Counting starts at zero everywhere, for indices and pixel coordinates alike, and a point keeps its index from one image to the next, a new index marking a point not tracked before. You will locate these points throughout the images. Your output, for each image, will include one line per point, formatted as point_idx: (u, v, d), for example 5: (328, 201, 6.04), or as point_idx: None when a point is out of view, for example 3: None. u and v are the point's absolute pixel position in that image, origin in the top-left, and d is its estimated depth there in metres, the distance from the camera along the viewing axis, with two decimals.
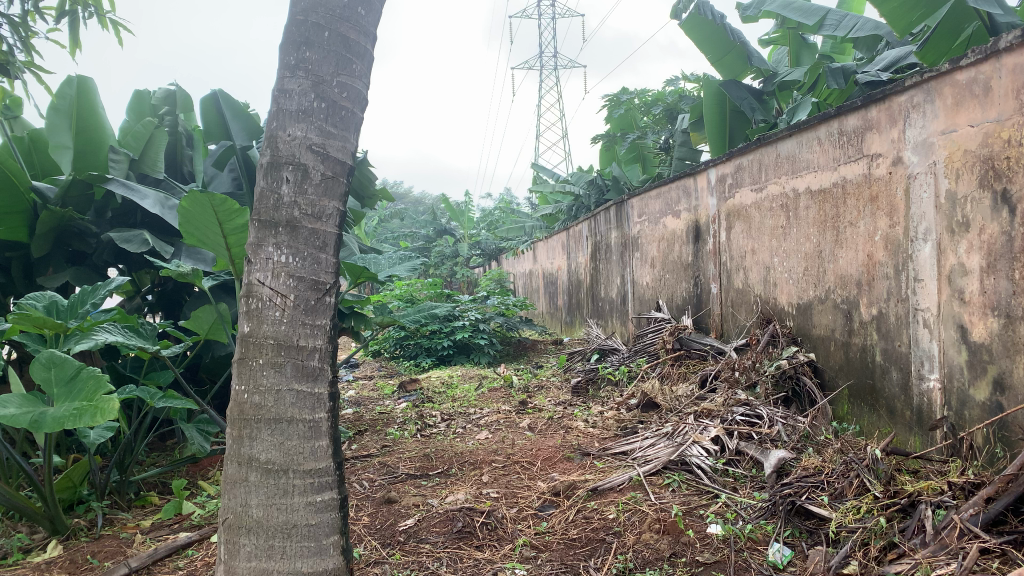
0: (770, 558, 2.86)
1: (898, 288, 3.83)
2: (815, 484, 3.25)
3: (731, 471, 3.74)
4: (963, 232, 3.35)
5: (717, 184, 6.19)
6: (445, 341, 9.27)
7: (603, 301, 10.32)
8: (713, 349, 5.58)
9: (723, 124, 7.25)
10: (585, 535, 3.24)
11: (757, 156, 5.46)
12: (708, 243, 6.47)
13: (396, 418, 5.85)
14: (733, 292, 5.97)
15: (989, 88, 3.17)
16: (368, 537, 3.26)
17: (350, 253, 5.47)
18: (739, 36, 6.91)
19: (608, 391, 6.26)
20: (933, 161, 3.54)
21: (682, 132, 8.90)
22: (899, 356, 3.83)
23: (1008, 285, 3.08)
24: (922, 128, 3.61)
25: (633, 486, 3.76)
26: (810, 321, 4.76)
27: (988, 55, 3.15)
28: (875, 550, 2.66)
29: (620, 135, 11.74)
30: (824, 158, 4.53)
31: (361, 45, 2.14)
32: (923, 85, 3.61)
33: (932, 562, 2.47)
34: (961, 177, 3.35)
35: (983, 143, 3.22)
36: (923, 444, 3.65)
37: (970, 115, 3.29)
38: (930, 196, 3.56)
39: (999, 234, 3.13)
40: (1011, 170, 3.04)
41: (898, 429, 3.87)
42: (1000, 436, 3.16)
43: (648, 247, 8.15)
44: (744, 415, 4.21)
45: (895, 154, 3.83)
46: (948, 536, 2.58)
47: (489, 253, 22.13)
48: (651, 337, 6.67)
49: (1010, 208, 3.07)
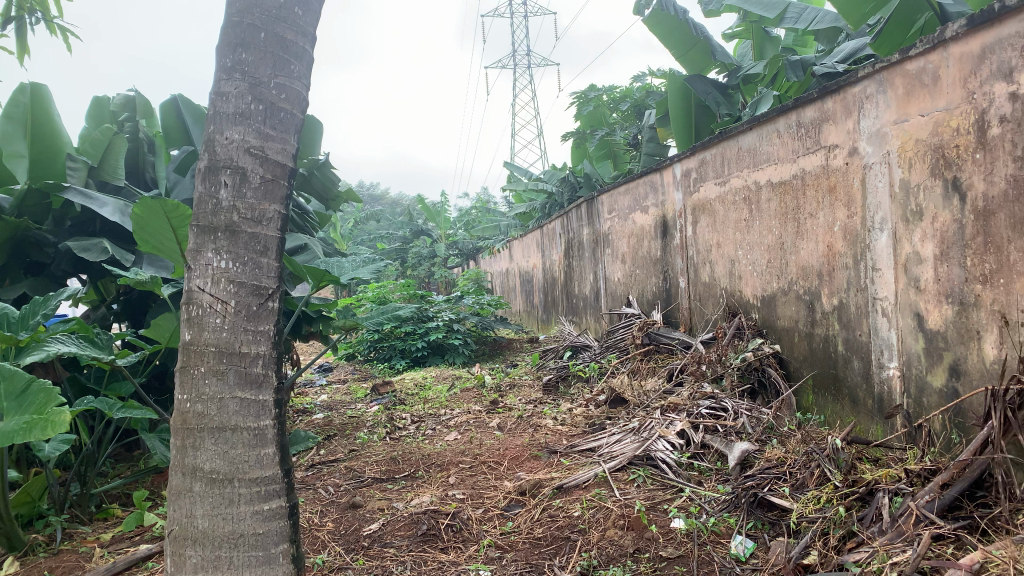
0: (733, 551, 2.88)
1: (857, 277, 3.85)
2: (777, 475, 3.27)
3: (696, 464, 3.75)
4: (917, 221, 3.37)
5: (683, 178, 6.20)
6: (419, 342, 9.25)
7: (577, 298, 10.32)
8: (680, 342, 5.61)
9: (689, 119, 7.30)
10: (550, 534, 3.23)
11: (719, 150, 5.47)
12: (675, 238, 6.49)
13: (365, 422, 5.80)
14: (700, 286, 5.99)
15: (937, 77, 3.20)
16: (332, 543, 3.22)
17: (311, 256, 5.31)
18: (702, 31, 6.92)
19: (579, 387, 6.24)
20: (888, 151, 3.56)
21: (650, 128, 8.89)
22: (861, 345, 3.86)
23: (961, 272, 3.11)
24: (875, 119, 3.63)
25: (598, 483, 3.76)
26: (773, 312, 4.79)
27: (936, 44, 3.19)
28: (834, 540, 2.67)
29: (588, 132, 11.59)
30: (783, 151, 4.55)
31: (299, 44, 2.11)
32: (875, 77, 3.63)
33: (888, 550, 2.48)
34: (914, 166, 3.38)
35: (934, 131, 3.25)
36: (884, 432, 3.68)
37: (921, 105, 3.32)
38: (884, 185, 3.59)
39: (951, 222, 3.16)
40: (961, 159, 3.08)
41: (861, 418, 3.90)
42: (955, 423, 3.19)
43: (619, 243, 8.16)
44: (709, 407, 4.24)
45: (851, 145, 3.86)
46: (905, 523, 2.59)
47: (465, 253, 22.17)
48: (622, 332, 6.67)
49: (961, 197, 3.10)
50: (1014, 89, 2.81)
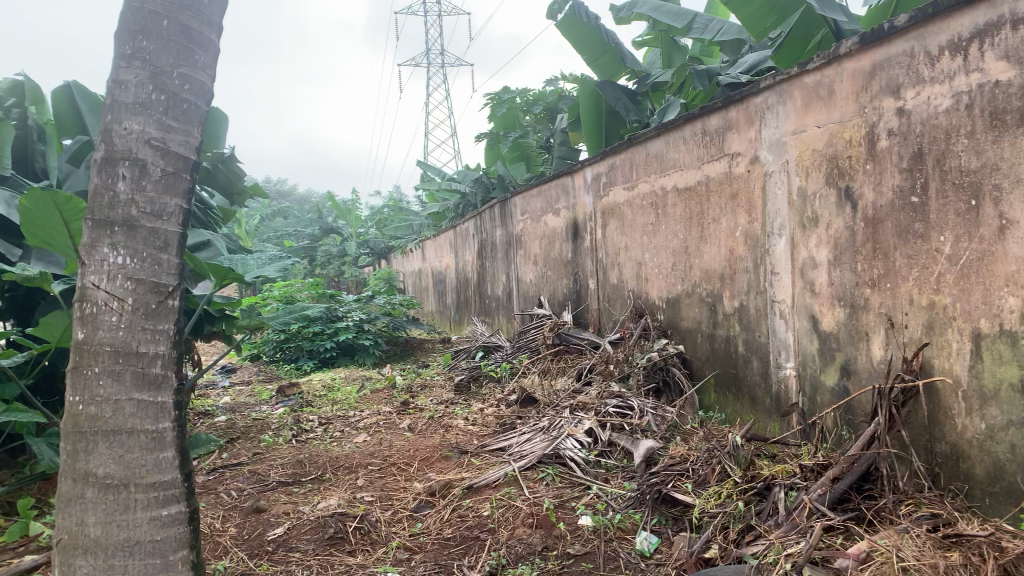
0: (638, 547, 2.95)
1: (757, 281, 4.01)
2: (680, 472, 3.36)
3: (603, 462, 3.83)
4: (813, 227, 3.53)
5: (593, 182, 6.30)
6: (327, 343, 9.07)
7: (489, 298, 10.35)
8: (589, 343, 5.70)
9: (599, 123, 7.42)
10: (459, 534, 3.23)
11: (628, 155, 5.59)
12: (585, 240, 6.59)
13: (271, 424, 5.65)
14: (609, 288, 6.11)
15: (832, 91, 3.37)
16: (235, 549, 3.12)
17: (214, 253, 5.13)
18: (613, 38, 7.05)
19: (489, 388, 6.26)
20: (786, 160, 3.72)
21: (562, 132, 8.98)
22: (759, 346, 4.02)
23: (852, 277, 3.28)
24: (775, 129, 3.79)
25: (508, 482, 3.78)
26: (678, 313, 4.93)
27: (831, 59, 3.35)
28: (733, 534, 2.77)
29: (502, 133, 11.59)
30: (689, 157, 4.69)
31: (204, 34, 2.04)
32: (775, 88, 3.79)
33: (783, 541, 2.59)
34: (810, 175, 3.54)
35: (828, 142, 3.41)
36: (781, 429, 3.84)
37: (817, 116, 3.48)
38: (783, 192, 3.75)
39: (843, 228, 3.33)
40: (853, 169, 3.26)
41: (759, 416, 4.06)
42: (845, 419, 3.37)
43: (531, 244, 8.23)
44: (617, 406, 4.32)
45: (752, 153, 4.01)
46: (799, 516, 2.71)
47: (375, 253, 21.89)
48: (533, 333, 6.73)
49: (852, 205, 3.27)
50: (901, 105, 2.98)
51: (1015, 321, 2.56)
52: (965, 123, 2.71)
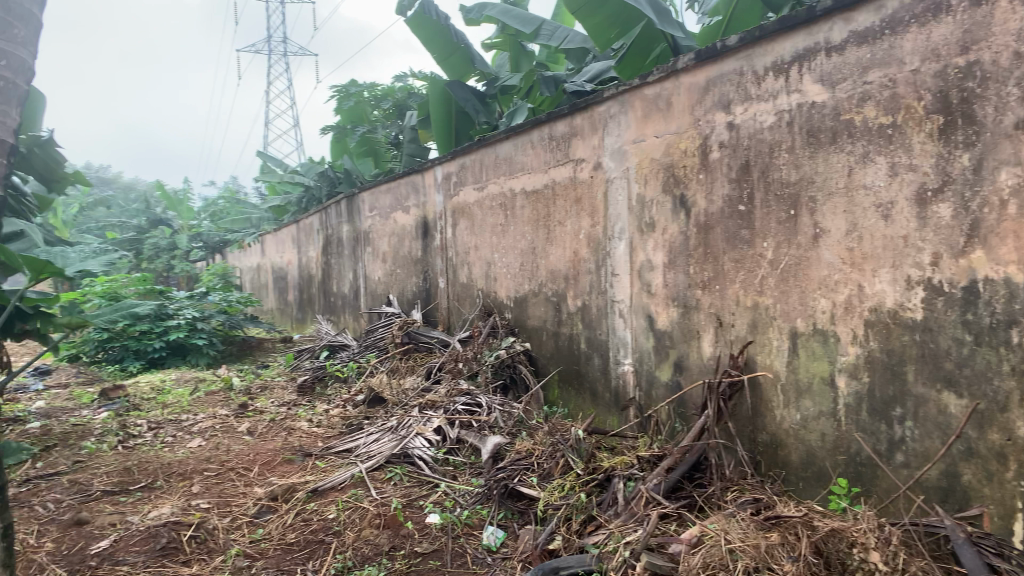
0: (485, 541, 3.01)
1: (599, 281, 4.18)
2: (526, 466, 3.44)
3: (451, 459, 3.86)
4: (651, 232, 3.73)
5: (443, 181, 6.33)
6: (157, 343, 8.53)
7: (334, 296, 10.12)
8: (437, 341, 5.72)
9: (448, 122, 7.43)
10: (303, 538, 3.14)
11: (477, 156, 5.65)
12: (434, 239, 6.60)
13: (93, 430, 5.24)
14: (458, 287, 6.15)
15: (670, 103, 3.57)
16: (52, 566, 2.88)
17: (29, 244, 4.70)
18: (463, 38, 7.09)
19: (335, 388, 6.13)
20: (627, 167, 3.91)
21: (411, 129, 8.92)
22: (600, 343, 4.18)
23: (686, 279, 3.50)
24: (617, 137, 3.96)
25: (354, 483, 3.72)
26: (525, 312, 5.05)
27: (669, 74, 3.55)
28: (576, 525, 2.88)
29: (349, 127, 11.30)
30: (536, 161, 4.81)
31: (24, 7, 1.86)
32: (617, 98, 3.96)
33: (622, 530, 2.73)
34: (649, 182, 3.73)
35: (665, 152, 3.61)
36: (620, 423, 4.02)
37: (655, 127, 3.68)
38: (624, 197, 3.93)
39: (678, 233, 3.54)
40: (688, 177, 3.47)
41: (600, 411, 4.23)
42: (678, 412, 3.58)
43: (379, 242, 8.14)
44: (465, 404, 4.36)
45: (595, 159, 4.17)
46: (636, 505, 2.86)
47: (211, 247, 20.81)
48: (380, 332, 6.64)
49: (687, 211, 3.48)
50: (731, 120, 3.22)
51: (826, 320, 2.83)
52: (786, 139, 2.96)
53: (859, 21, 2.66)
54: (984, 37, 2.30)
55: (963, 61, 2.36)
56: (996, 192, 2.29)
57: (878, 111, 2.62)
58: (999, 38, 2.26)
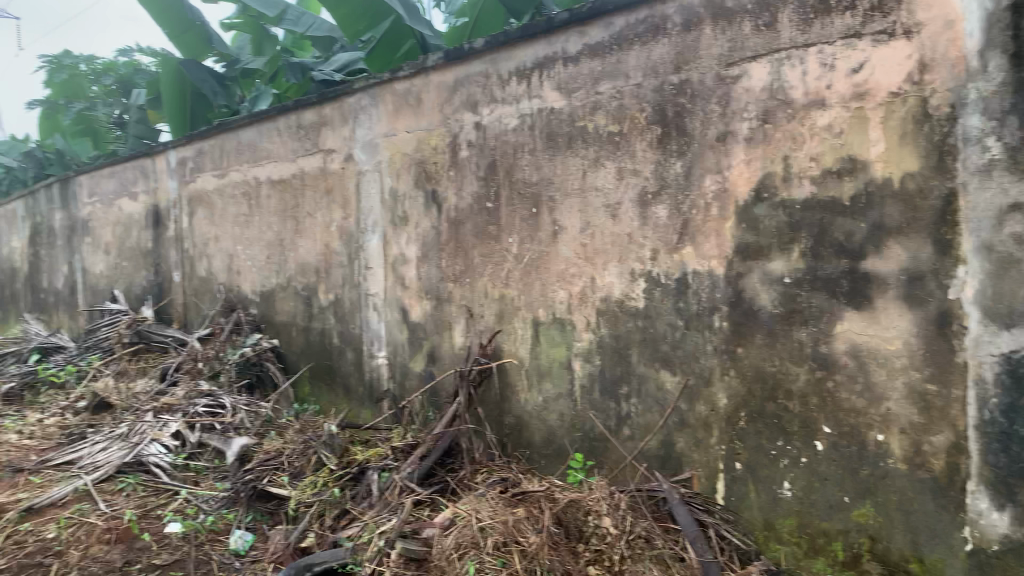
0: (232, 546, 2.90)
1: (350, 274, 4.15)
2: (275, 465, 3.30)
3: (192, 465, 3.65)
4: (402, 225, 3.78)
5: (178, 167, 5.89)
6: None
7: (46, 292, 9.00)
8: (175, 339, 5.33)
9: (182, 104, 6.89)
10: (16, 563, 2.77)
11: (218, 141, 5.33)
12: (168, 229, 6.12)
13: None
14: (196, 280, 5.77)
15: (420, 99, 3.64)
16: None
17: None
18: (199, 15, 6.62)
19: (50, 394, 5.47)
20: (378, 160, 3.92)
21: (138, 108, 8.08)
22: (353, 337, 4.16)
23: (437, 272, 3.60)
24: (368, 129, 3.96)
25: (79, 498, 3.37)
26: (272, 307, 4.87)
27: (418, 71, 3.61)
28: (329, 520, 2.87)
29: (65, 103, 9.76)
30: (283, 149, 4.66)
31: None
32: (367, 91, 3.95)
33: (376, 520, 2.77)
34: (400, 176, 3.78)
35: (416, 147, 3.68)
36: (373, 415, 4.04)
37: (406, 122, 3.73)
38: (375, 191, 3.94)
39: (429, 228, 3.63)
40: (438, 173, 3.56)
41: (352, 405, 4.21)
42: (431, 402, 3.67)
43: (101, 231, 7.37)
44: (207, 405, 4.10)
45: (346, 151, 4.14)
46: (390, 494, 2.92)
47: None
48: (106, 330, 6.03)
49: (437, 206, 3.58)
50: (478, 119, 3.36)
51: (564, 310, 3.07)
52: (527, 140, 3.16)
53: (591, 35, 2.91)
54: (693, 59, 2.63)
55: (676, 79, 2.68)
56: (703, 196, 2.63)
57: (607, 120, 2.89)
58: (704, 61, 2.60)
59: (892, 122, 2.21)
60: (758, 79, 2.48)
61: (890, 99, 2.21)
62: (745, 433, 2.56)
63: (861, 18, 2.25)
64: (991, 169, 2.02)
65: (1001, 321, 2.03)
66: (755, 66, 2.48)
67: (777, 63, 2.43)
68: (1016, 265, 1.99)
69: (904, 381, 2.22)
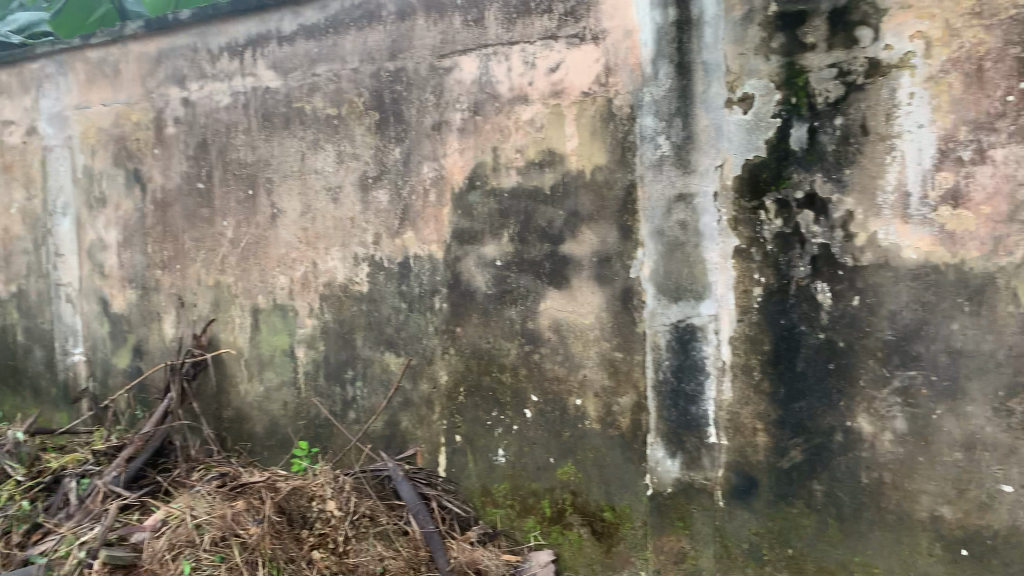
0: None
1: (37, 263, 3.69)
2: None
3: None
4: (101, 208, 3.44)
5: None
6: None
7: None
8: None
9: None
10: None
11: None
12: None
13: None
14: None
15: (118, 70, 3.33)
16: None
17: None
18: None
19: None
20: (69, 135, 3.53)
21: None
22: (42, 334, 3.70)
23: (143, 259, 3.33)
24: (56, 100, 3.54)
25: None
26: None
27: (115, 39, 3.30)
28: (17, 537, 2.58)
29: None
30: None
31: None
32: (53, 57, 3.53)
33: (76, 532, 2.55)
34: (96, 153, 3.43)
35: (115, 122, 3.37)
36: (70, 419, 3.65)
37: (102, 94, 3.39)
38: (67, 169, 3.54)
39: (133, 211, 3.35)
40: (141, 152, 3.29)
41: (43, 409, 3.75)
42: (139, 399, 3.40)
43: None
44: None
45: (28, 123, 3.66)
46: (92, 502, 2.70)
47: None
48: None
49: (141, 187, 3.31)
50: (186, 96, 3.15)
51: (285, 296, 3.01)
52: (242, 120, 3.03)
53: (306, 16, 2.86)
54: (407, 48, 2.70)
55: (392, 67, 2.73)
56: (420, 182, 2.72)
57: (324, 103, 2.87)
58: (418, 51, 2.68)
59: (584, 118, 2.45)
60: (468, 71, 2.61)
61: (582, 98, 2.45)
62: (463, 407, 2.71)
63: (556, 22, 2.46)
64: (662, 165, 2.35)
65: (671, 296, 2.37)
66: (465, 59, 2.61)
67: (485, 58, 2.58)
68: (683, 247, 2.34)
69: (598, 350, 2.49)
